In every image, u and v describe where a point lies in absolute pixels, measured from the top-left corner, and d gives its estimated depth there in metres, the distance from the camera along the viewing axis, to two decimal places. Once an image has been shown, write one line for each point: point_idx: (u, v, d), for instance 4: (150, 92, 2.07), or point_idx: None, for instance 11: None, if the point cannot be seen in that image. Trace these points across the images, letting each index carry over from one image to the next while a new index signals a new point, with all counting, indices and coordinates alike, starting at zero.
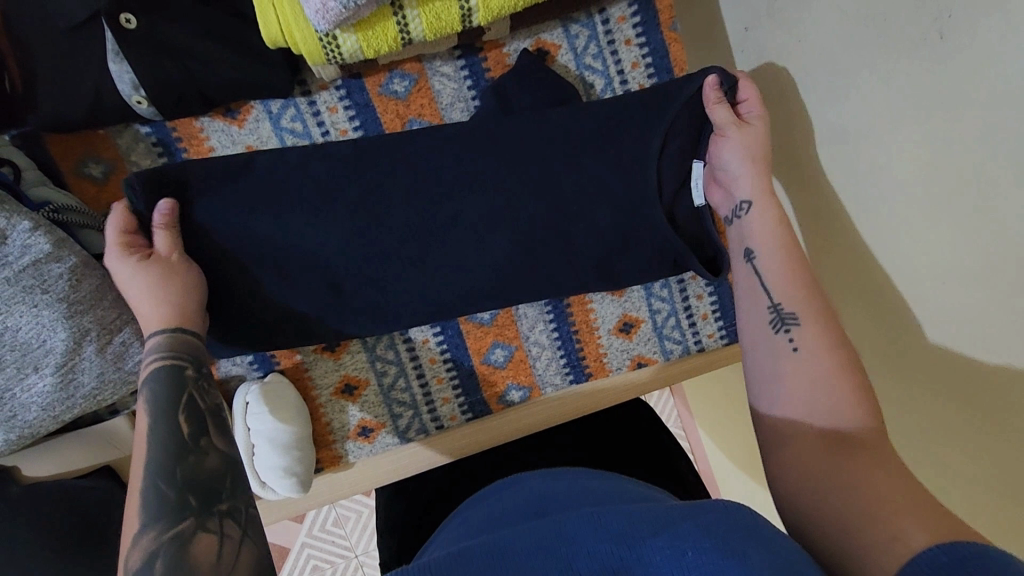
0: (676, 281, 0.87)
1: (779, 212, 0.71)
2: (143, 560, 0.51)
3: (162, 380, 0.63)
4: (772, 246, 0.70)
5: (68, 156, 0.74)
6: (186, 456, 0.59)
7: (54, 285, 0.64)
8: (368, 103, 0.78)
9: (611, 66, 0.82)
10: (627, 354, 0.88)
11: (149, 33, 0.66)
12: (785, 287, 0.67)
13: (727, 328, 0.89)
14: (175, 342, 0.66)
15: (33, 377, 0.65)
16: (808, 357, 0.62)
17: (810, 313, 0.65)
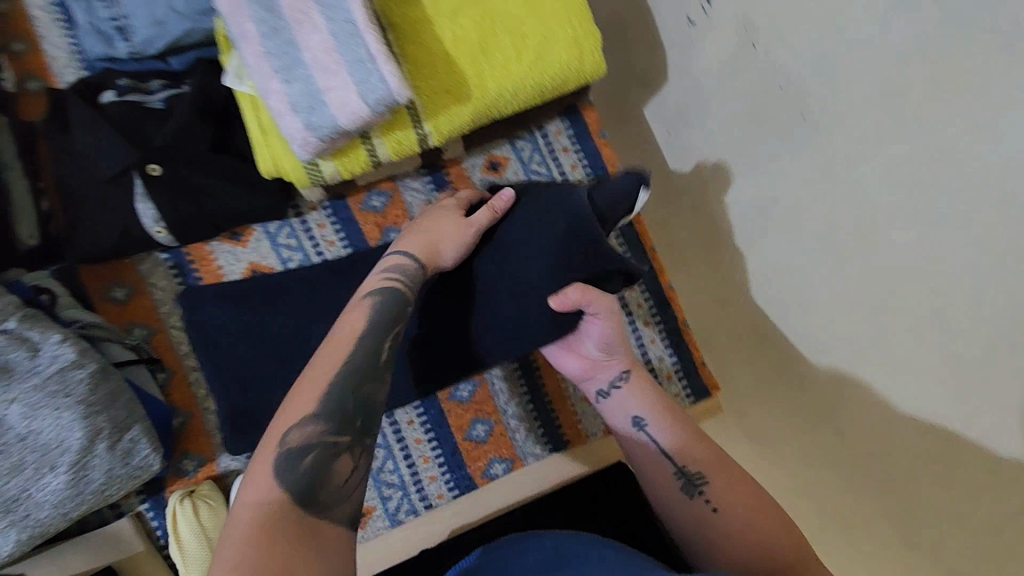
0: (637, 347, 0.96)
1: (651, 382, 0.77)
2: (291, 456, 0.54)
3: (384, 288, 0.71)
4: (657, 413, 0.74)
5: (98, 283, 0.87)
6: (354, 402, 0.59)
7: (75, 389, 0.73)
8: (352, 218, 0.93)
9: (554, 170, 0.98)
10: (601, 419, 0.93)
11: (171, 177, 0.82)
12: (685, 451, 0.70)
13: (692, 387, 0.96)
14: (395, 257, 0.75)
15: (49, 476, 0.71)
16: (687, 456, 0.70)
17: (719, 476, 0.68)
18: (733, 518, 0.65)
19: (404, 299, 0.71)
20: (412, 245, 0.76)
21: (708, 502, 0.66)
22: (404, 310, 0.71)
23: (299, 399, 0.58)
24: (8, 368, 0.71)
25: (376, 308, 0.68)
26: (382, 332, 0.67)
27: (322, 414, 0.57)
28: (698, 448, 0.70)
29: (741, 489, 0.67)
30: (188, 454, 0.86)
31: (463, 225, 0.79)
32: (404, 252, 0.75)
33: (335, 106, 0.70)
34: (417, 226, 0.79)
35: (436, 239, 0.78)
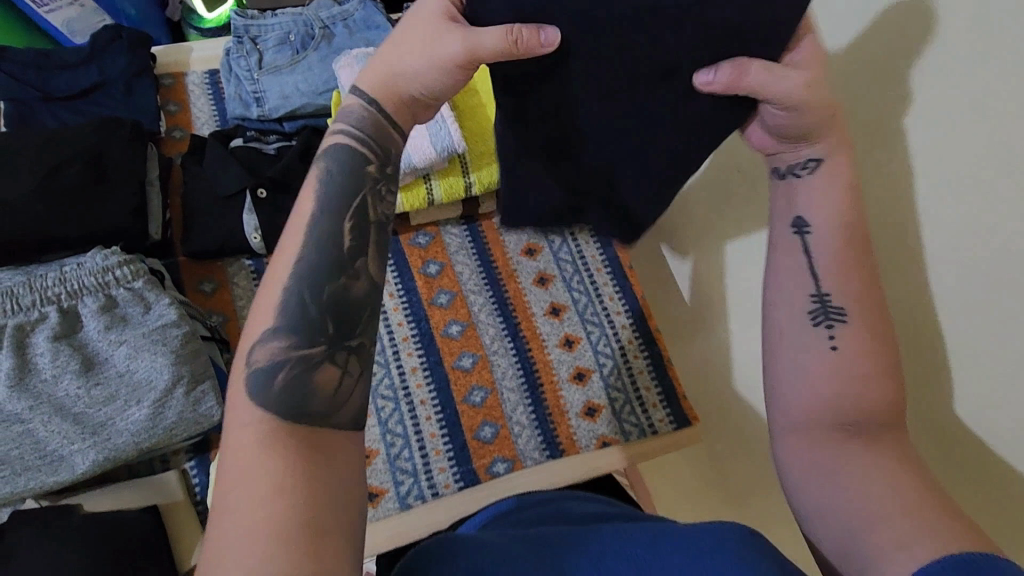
0: (628, 375, 1.12)
1: (847, 176, 0.61)
2: (268, 366, 0.49)
3: (338, 155, 0.58)
4: (831, 225, 0.60)
5: (192, 277, 1.08)
6: (336, 279, 0.53)
7: (171, 342, 0.90)
8: (401, 249, 1.15)
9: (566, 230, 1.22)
10: (594, 434, 1.07)
11: (272, 199, 1.07)
12: (838, 273, 0.59)
13: (674, 415, 1.10)
14: (360, 115, 0.60)
15: (135, 407, 0.86)
16: (832, 276, 0.59)
17: (860, 315, 0.58)
18: (853, 360, 0.57)
19: (360, 156, 0.58)
20: (370, 80, 0.61)
21: (831, 336, 0.58)
22: (362, 167, 0.58)
23: (259, 309, 0.51)
24: (125, 318, 0.90)
25: (325, 183, 0.56)
26: (341, 210, 0.55)
27: (285, 326, 0.50)
28: (846, 277, 0.59)
29: (878, 338, 0.57)
30: None
31: (445, 36, 0.57)
32: (362, 92, 0.61)
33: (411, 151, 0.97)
34: (398, 51, 0.60)
35: (403, 68, 0.60)
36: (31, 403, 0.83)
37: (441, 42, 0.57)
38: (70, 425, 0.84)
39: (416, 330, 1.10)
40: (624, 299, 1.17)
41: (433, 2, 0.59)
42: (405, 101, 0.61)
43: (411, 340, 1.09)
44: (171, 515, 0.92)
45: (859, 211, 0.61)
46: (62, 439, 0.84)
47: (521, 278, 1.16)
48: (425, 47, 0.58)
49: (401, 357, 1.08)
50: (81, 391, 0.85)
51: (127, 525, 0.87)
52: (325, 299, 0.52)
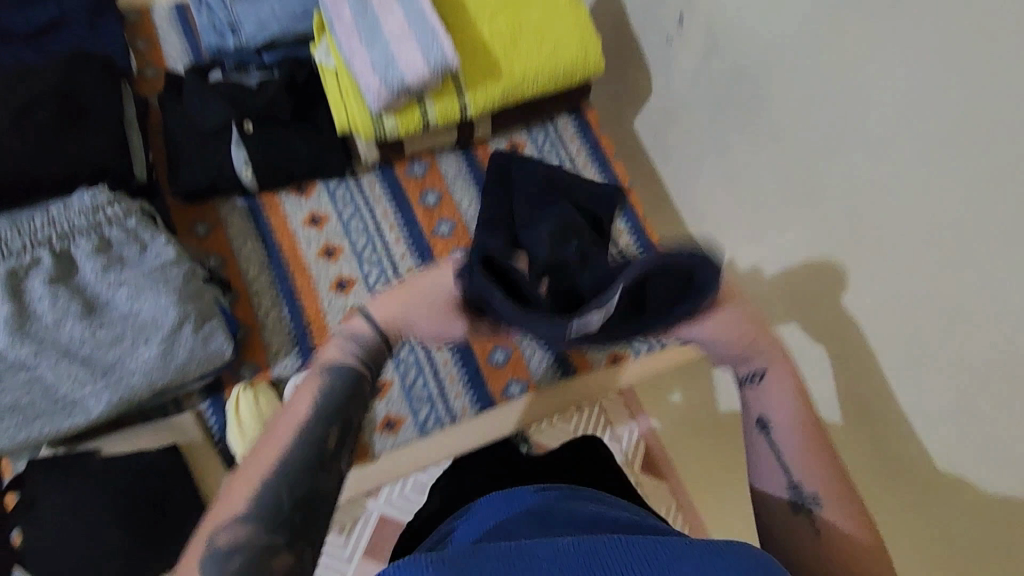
0: None
1: (791, 381, 0.73)
2: (227, 547, 0.56)
3: (336, 371, 0.68)
4: (788, 422, 0.71)
5: (185, 220, 1.04)
6: (316, 470, 0.61)
7: (173, 280, 0.88)
8: (397, 180, 1.12)
9: (563, 153, 1.20)
10: (605, 352, 1.08)
11: (260, 132, 1.02)
12: (808, 471, 0.69)
13: None
14: (367, 346, 0.71)
15: (144, 347, 0.85)
16: (802, 469, 0.69)
17: (830, 493, 0.68)
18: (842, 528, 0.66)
19: (357, 377, 0.68)
20: (379, 311, 0.72)
21: (813, 524, 0.67)
22: (355, 387, 0.68)
23: (239, 481, 0.60)
24: (123, 259, 0.87)
25: (320, 397, 0.65)
26: (328, 414, 0.64)
27: (247, 515, 0.57)
28: (819, 471, 0.69)
29: (852, 515, 0.67)
30: (246, 363, 0.98)
31: (449, 317, 0.70)
32: (376, 322, 0.72)
33: (404, 68, 0.93)
34: (404, 306, 0.72)
35: (414, 318, 0.71)
36: (35, 348, 0.81)
37: (445, 321, 0.70)
38: (79, 368, 0.83)
39: (419, 258, 1.09)
40: (625, 219, 1.16)
41: (437, 275, 0.71)
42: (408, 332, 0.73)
43: (406, 251, 1.09)
44: (192, 455, 0.91)
45: (815, 414, 0.72)
46: (72, 382, 0.82)
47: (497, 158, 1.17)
48: (427, 317, 0.71)
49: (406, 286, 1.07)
50: (86, 334, 0.83)
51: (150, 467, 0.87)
52: (291, 488, 0.59)
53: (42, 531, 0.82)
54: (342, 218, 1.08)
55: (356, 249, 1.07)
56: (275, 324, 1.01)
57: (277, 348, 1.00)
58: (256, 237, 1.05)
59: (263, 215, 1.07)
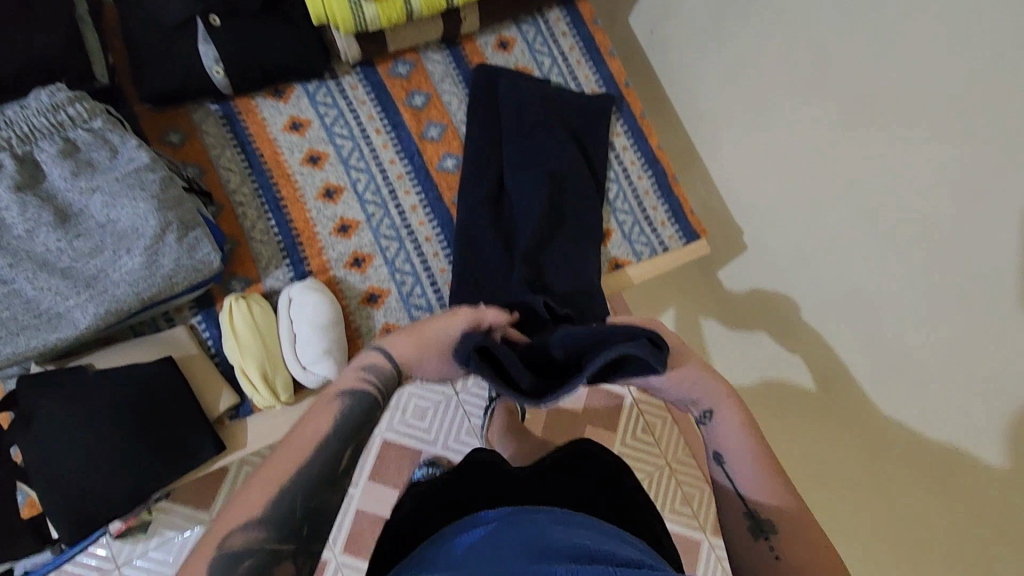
0: (633, 196, 1.09)
1: (740, 416, 0.77)
2: (238, 551, 0.55)
3: (359, 395, 0.67)
4: (740, 453, 0.75)
5: (156, 129, 0.98)
6: (329, 486, 0.61)
7: (149, 186, 0.83)
8: (381, 81, 1.05)
9: (555, 50, 1.13)
10: (605, 257, 1.06)
11: (228, 26, 0.94)
12: (763, 494, 0.72)
13: (683, 231, 1.09)
14: (386, 378, 0.70)
15: (127, 256, 0.81)
16: (754, 489, 0.73)
17: (784, 520, 0.70)
18: (798, 563, 0.67)
19: (372, 403, 0.67)
20: (399, 350, 0.72)
21: (773, 549, 0.69)
22: (370, 412, 0.67)
23: (247, 497, 0.58)
24: (92, 164, 0.81)
25: (342, 416, 0.64)
26: (346, 437, 0.64)
27: (266, 522, 0.56)
28: (775, 495, 0.72)
29: (813, 538, 0.69)
30: (236, 276, 0.95)
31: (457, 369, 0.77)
32: (389, 357, 0.71)
33: None
34: (423, 355, 0.74)
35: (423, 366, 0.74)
36: (10, 260, 0.77)
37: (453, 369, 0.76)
38: (59, 280, 0.79)
39: (409, 165, 1.04)
40: (623, 119, 1.12)
41: (456, 329, 0.75)
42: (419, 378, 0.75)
43: (394, 153, 1.04)
44: (187, 368, 0.89)
45: (766, 443, 0.76)
46: (55, 295, 0.79)
47: (483, 50, 1.11)
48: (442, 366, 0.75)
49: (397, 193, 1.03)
50: (62, 244, 0.79)
51: (145, 380, 0.85)
52: (304, 498, 0.59)
53: (45, 446, 0.80)
54: (324, 123, 1.02)
55: (342, 155, 1.02)
56: (263, 236, 0.97)
57: (267, 260, 0.96)
58: (234, 145, 0.99)
59: (240, 121, 1.00)
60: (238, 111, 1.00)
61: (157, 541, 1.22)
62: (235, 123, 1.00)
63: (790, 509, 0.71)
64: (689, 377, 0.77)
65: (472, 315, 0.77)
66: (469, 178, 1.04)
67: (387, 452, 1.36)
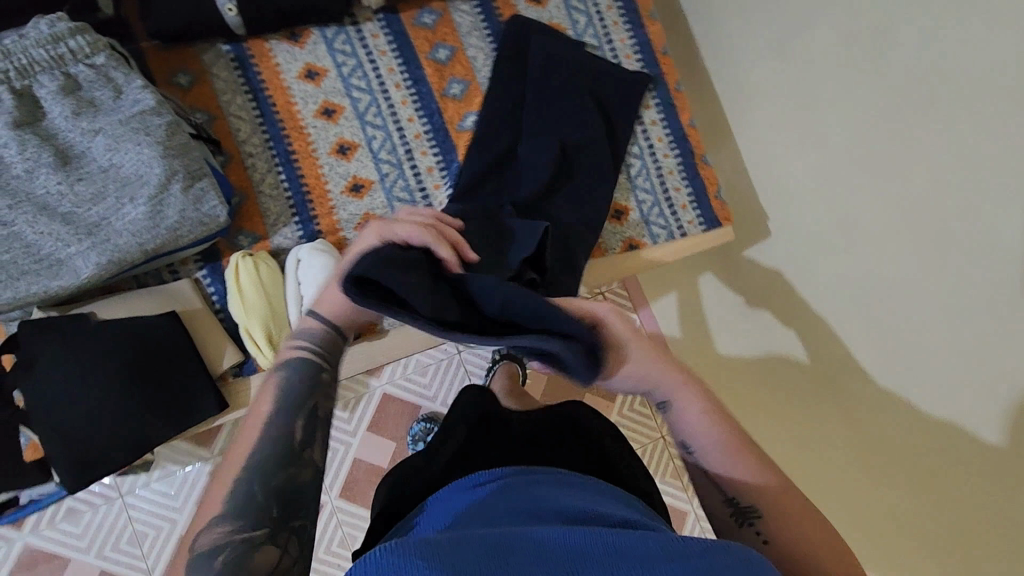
0: (656, 176, 1.04)
1: (700, 398, 0.69)
2: (214, 547, 0.53)
3: (296, 368, 0.64)
4: (708, 440, 0.67)
5: (163, 68, 0.92)
6: (290, 463, 0.58)
7: (154, 131, 0.78)
8: (404, 31, 0.99)
9: (591, 9, 1.05)
10: (620, 237, 1.01)
11: None
12: (738, 480, 0.65)
13: (705, 216, 1.04)
14: (320, 341, 0.66)
15: (130, 205, 0.77)
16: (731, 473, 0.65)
17: (767, 503, 0.63)
18: (787, 541, 0.61)
19: (314, 367, 0.64)
20: (322, 305, 0.68)
21: (759, 533, 0.63)
22: (315, 377, 0.64)
23: (211, 495, 0.56)
24: (95, 103, 0.77)
25: (284, 392, 0.61)
26: (294, 409, 0.61)
27: (231, 511, 0.54)
28: (755, 476, 0.65)
29: (799, 508, 0.63)
30: (243, 231, 0.91)
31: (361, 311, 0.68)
32: (319, 315, 0.67)
33: None
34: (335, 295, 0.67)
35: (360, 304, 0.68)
36: (9, 201, 0.74)
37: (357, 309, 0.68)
38: (60, 226, 0.75)
39: (428, 125, 0.99)
40: (656, 91, 1.05)
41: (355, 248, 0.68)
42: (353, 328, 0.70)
43: (414, 110, 0.98)
44: (190, 323, 0.88)
45: (733, 419, 0.69)
46: (55, 240, 0.76)
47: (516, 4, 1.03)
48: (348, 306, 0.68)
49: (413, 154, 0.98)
50: (64, 188, 0.75)
51: (147, 333, 0.83)
52: (269, 479, 0.56)
53: (46, 392, 0.79)
54: (342, 73, 0.96)
55: (358, 109, 0.96)
56: (272, 191, 0.93)
57: (275, 217, 0.93)
58: (246, 92, 0.94)
59: (253, 65, 0.94)
60: (251, 55, 0.94)
61: (160, 473, 1.24)
62: (247, 67, 0.94)
63: (773, 483, 0.65)
64: (635, 360, 0.67)
65: (371, 233, 0.69)
66: (490, 142, 0.98)
67: (386, 406, 1.36)
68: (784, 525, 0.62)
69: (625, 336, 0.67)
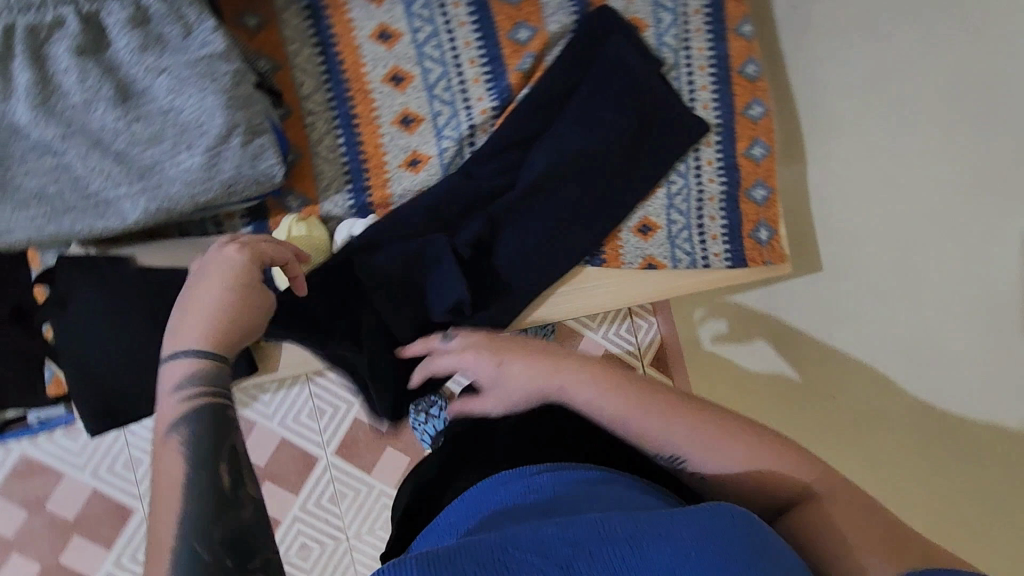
0: (695, 198, 0.98)
1: (568, 365, 0.69)
2: None
3: (195, 416, 0.57)
4: (602, 411, 0.66)
5: (231, 6, 0.86)
6: (223, 513, 0.54)
7: (220, 79, 0.74)
8: (487, 3, 0.91)
9: (678, 9, 0.97)
10: (642, 253, 0.97)
11: None
12: (656, 429, 0.63)
13: (734, 252, 0.98)
14: (205, 373, 0.59)
15: (186, 154, 0.74)
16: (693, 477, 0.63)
17: (688, 439, 0.62)
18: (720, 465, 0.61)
19: (215, 406, 0.59)
20: (184, 342, 0.61)
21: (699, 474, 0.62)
22: (222, 415, 0.59)
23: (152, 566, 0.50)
24: (162, 40, 0.72)
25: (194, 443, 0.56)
26: (208, 457, 0.55)
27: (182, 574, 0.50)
28: (668, 421, 0.63)
29: (716, 428, 0.63)
30: (294, 191, 0.88)
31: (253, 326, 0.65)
32: (184, 354, 0.60)
33: None
34: (200, 317, 0.62)
35: (230, 325, 0.63)
36: (62, 132, 0.70)
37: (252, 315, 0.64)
38: (112, 165, 0.72)
39: (496, 108, 0.93)
40: (721, 110, 0.98)
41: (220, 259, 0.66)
42: (233, 346, 0.63)
43: (484, 90, 0.93)
44: None
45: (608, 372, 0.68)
46: (105, 179, 0.72)
47: None
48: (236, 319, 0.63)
49: (476, 136, 0.94)
50: (120, 126, 0.71)
51: (185, 286, 0.80)
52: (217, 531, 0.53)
53: (72, 329, 0.77)
54: (416, 41, 0.90)
55: (428, 81, 0.91)
56: (329, 154, 0.89)
57: (328, 182, 0.89)
58: (315, 45, 0.88)
59: (326, 17, 0.88)
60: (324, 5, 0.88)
61: None
62: (319, 19, 0.88)
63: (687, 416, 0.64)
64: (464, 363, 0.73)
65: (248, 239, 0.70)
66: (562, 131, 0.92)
67: None
68: (732, 455, 0.61)
69: (466, 356, 0.73)
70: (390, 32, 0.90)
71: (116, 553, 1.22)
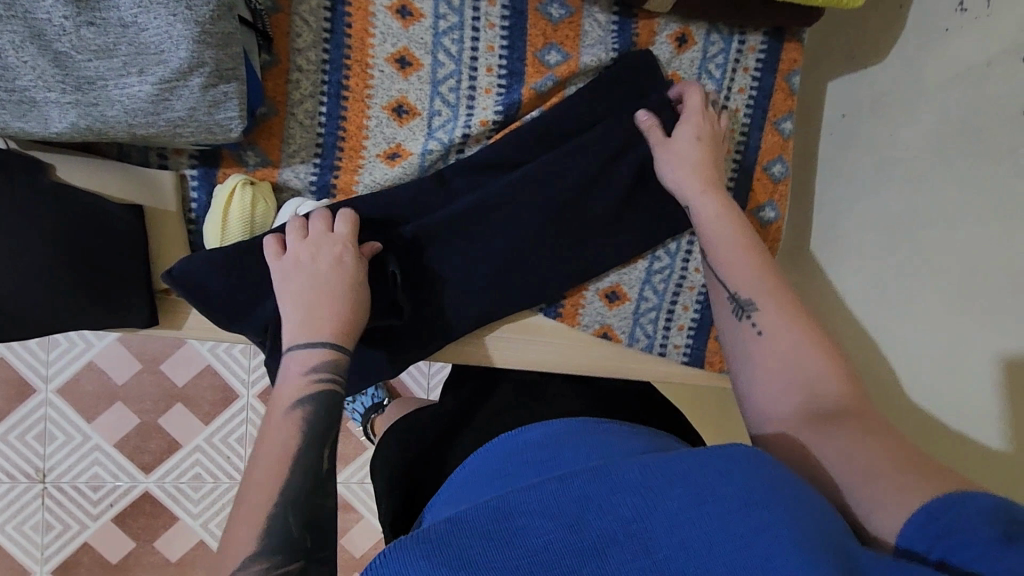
0: (675, 279, 0.92)
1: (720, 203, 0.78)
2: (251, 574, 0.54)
3: (313, 401, 0.64)
4: (752, 275, 0.72)
5: None
6: (316, 492, 0.60)
7: (198, 8, 0.64)
8: (524, 11, 0.83)
9: (725, 80, 0.89)
10: (601, 320, 0.91)
11: None
12: (745, 276, 0.72)
13: (693, 349, 0.94)
14: (322, 360, 0.66)
15: (135, 79, 0.65)
16: (771, 337, 0.66)
17: (767, 299, 0.69)
18: (777, 334, 0.65)
19: (328, 390, 0.65)
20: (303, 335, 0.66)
21: (754, 324, 0.67)
22: (332, 398, 0.65)
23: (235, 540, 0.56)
24: None
25: (307, 414, 0.63)
26: (317, 439, 0.62)
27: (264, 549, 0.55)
28: (755, 274, 0.71)
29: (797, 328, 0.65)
30: (255, 147, 0.80)
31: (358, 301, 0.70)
32: (313, 344, 0.66)
33: None
34: (314, 300, 0.68)
35: (347, 318, 0.68)
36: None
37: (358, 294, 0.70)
38: (47, 64, 0.63)
39: (498, 127, 0.85)
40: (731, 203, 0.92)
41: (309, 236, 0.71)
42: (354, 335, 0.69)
43: (492, 103, 0.85)
44: (157, 221, 0.78)
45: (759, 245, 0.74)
46: (36, 78, 0.63)
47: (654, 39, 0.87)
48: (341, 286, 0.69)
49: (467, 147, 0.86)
50: (68, 26, 0.62)
51: (102, 216, 0.73)
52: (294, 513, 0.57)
53: None
54: (435, 27, 0.82)
55: (435, 75, 0.83)
56: (305, 120, 0.81)
57: (296, 148, 0.81)
58: None
59: None
60: None
61: None
62: None
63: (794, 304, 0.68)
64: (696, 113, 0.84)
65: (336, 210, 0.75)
66: (561, 172, 0.85)
67: None
68: (805, 336, 0.64)
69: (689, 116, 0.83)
70: (409, 9, 0.81)
71: (4, 428, 1.22)
